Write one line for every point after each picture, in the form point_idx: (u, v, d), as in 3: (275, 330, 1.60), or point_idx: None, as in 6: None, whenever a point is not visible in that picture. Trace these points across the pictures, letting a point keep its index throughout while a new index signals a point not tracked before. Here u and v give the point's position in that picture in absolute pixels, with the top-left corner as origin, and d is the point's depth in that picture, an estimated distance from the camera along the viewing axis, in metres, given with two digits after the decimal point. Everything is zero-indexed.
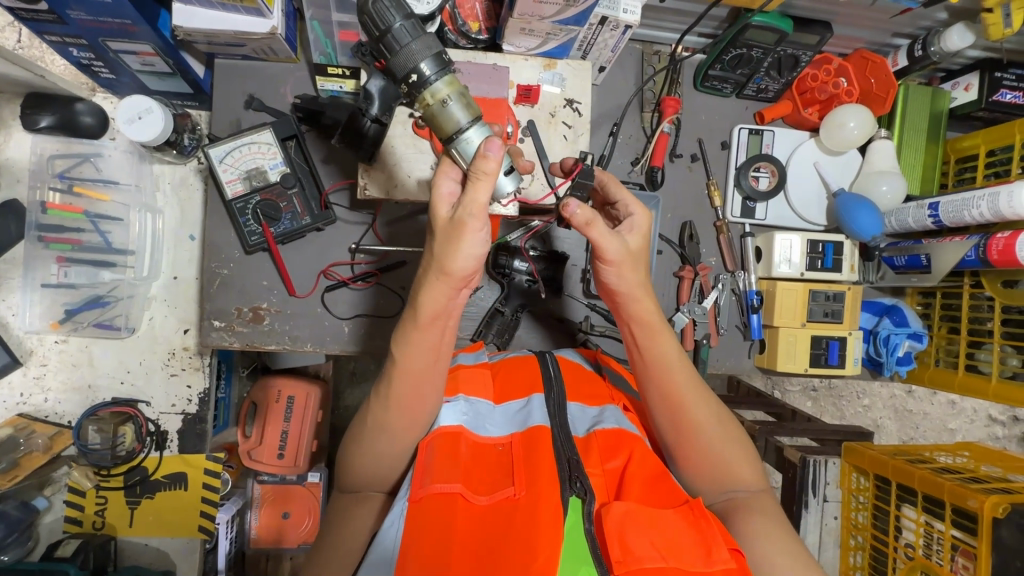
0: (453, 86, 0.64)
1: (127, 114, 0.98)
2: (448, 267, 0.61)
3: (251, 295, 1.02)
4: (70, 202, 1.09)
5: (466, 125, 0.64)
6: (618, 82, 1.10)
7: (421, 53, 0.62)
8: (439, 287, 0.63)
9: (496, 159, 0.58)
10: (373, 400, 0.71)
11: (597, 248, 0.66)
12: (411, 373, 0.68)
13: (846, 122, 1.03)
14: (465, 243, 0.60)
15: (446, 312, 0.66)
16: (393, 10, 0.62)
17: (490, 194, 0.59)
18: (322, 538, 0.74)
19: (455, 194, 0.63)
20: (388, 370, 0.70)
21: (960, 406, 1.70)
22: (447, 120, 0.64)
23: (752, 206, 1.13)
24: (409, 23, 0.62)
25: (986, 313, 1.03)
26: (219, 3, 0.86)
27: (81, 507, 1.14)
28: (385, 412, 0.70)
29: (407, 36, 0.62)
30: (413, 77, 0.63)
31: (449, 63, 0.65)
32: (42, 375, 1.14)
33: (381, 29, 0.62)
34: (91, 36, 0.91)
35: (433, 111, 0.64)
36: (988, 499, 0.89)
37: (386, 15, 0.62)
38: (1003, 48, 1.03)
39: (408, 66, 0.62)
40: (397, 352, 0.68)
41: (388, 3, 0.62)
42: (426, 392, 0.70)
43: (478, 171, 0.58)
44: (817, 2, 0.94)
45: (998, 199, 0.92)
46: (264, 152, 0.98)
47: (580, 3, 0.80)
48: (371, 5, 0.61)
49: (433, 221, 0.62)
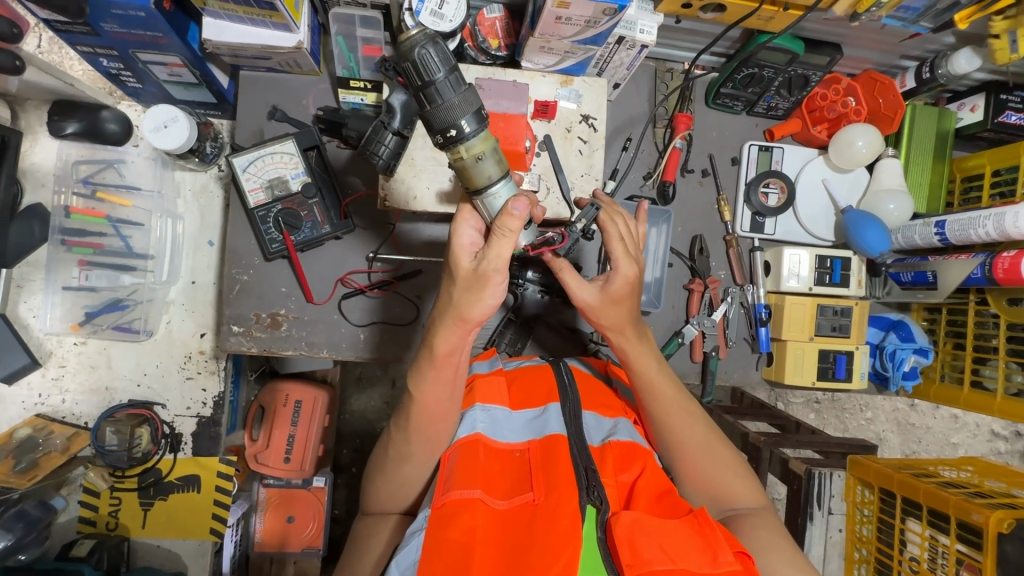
0: (487, 142, 0.67)
1: (153, 123, 1.00)
2: (466, 314, 0.67)
3: (269, 301, 1.04)
4: (93, 207, 1.12)
5: (495, 182, 0.68)
6: (632, 99, 1.13)
7: (462, 109, 0.64)
8: (456, 328, 0.69)
9: (520, 218, 0.63)
10: (394, 430, 0.76)
11: (578, 303, 0.78)
12: (428, 406, 0.73)
13: (855, 140, 1.05)
14: (488, 293, 0.66)
15: (459, 349, 0.71)
16: (438, 64, 0.63)
17: (513, 249, 0.64)
18: (348, 556, 0.78)
19: (476, 243, 0.69)
20: (405, 402, 0.75)
21: (962, 420, 1.71)
22: (478, 174, 0.67)
23: (762, 221, 1.15)
24: (451, 77, 0.63)
25: (991, 330, 1.05)
26: (249, 17, 0.88)
27: (95, 508, 1.16)
28: (405, 441, 0.75)
29: (450, 90, 0.63)
30: (451, 131, 0.65)
31: (484, 118, 0.67)
32: (61, 376, 1.16)
33: (425, 80, 0.63)
34: (122, 47, 0.94)
35: (465, 163, 0.67)
36: (993, 514, 0.90)
37: (431, 67, 0.62)
38: (1008, 71, 1.06)
39: (448, 121, 0.64)
40: (412, 387, 0.73)
41: (434, 55, 0.62)
42: (440, 422, 0.75)
43: (503, 229, 0.63)
44: (828, 26, 0.97)
45: (1004, 219, 0.94)
46: (286, 162, 1.00)
47: (600, 24, 0.83)
48: (416, 54, 0.62)
49: (455, 270, 0.67)
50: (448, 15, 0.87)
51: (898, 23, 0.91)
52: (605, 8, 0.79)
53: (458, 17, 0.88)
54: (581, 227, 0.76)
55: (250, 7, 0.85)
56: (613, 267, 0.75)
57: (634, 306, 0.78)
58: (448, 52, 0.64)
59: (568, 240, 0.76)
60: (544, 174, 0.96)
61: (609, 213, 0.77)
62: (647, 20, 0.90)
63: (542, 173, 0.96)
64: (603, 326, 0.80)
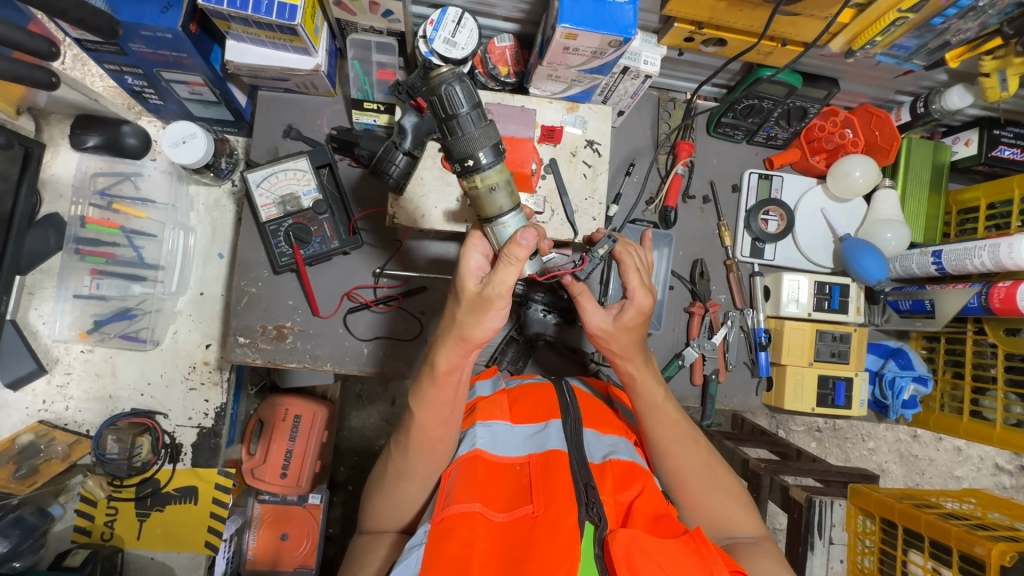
0: (502, 174, 0.69)
1: (172, 138, 1.03)
2: (468, 334, 0.69)
3: (275, 314, 1.06)
4: (108, 217, 1.15)
5: (506, 212, 0.71)
6: (636, 126, 1.16)
7: (481, 142, 0.67)
8: (457, 348, 0.70)
9: (527, 248, 0.65)
10: (395, 448, 0.77)
11: (590, 330, 0.79)
12: (429, 424, 0.74)
13: (852, 172, 1.08)
14: (490, 317, 0.68)
15: (460, 368, 0.72)
16: (463, 99, 0.66)
17: (517, 278, 0.66)
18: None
19: (483, 267, 0.71)
20: (408, 421, 0.75)
21: (966, 453, 1.70)
22: (490, 203, 0.70)
23: (762, 246, 1.17)
24: (474, 112, 0.67)
25: (989, 359, 1.05)
26: (270, 41, 0.92)
27: (91, 517, 1.15)
28: (405, 459, 0.76)
29: (471, 124, 0.67)
30: (469, 161, 0.67)
31: (502, 151, 0.70)
32: (66, 383, 1.17)
33: (448, 113, 0.66)
34: (147, 66, 0.98)
35: (479, 192, 0.69)
36: (995, 547, 0.90)
37: (456, 102, 0.66)
38: (1000, 108, 1.09)
39: (467, 151, 0.67)
40: (412, 406, 0.74)
41: (460, 92, 0.66)
42: (440, 441, 0.75)
43: (509, 257, 0.66)
44: (825, 61, 1.01)
45: (999, 250, 0.95)
46: (298, 178, 1.03)
47: (605, 55, 0.87)
48: (442, 89, 0.65)
49: (463, 292, 0.69)
50: (460, 43, 0.91)
51: (892, 59, 0.95)
52: (611, 39, 0.82)
53: (470, 45, 0.92)
54: (602, 252, 0.82)
55: (272, 32, 0.89)
56: (629, 296, 0.77)
57: (642, 333, 0.80)
58: (474, 90, 0.67)
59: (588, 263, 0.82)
60: (548, 196, 0.98)
61: (624, 247, 0.80)
62: (651, 52, 0.94)
63: (546, 195, 0.98)
64: (607, 350, 0.81)
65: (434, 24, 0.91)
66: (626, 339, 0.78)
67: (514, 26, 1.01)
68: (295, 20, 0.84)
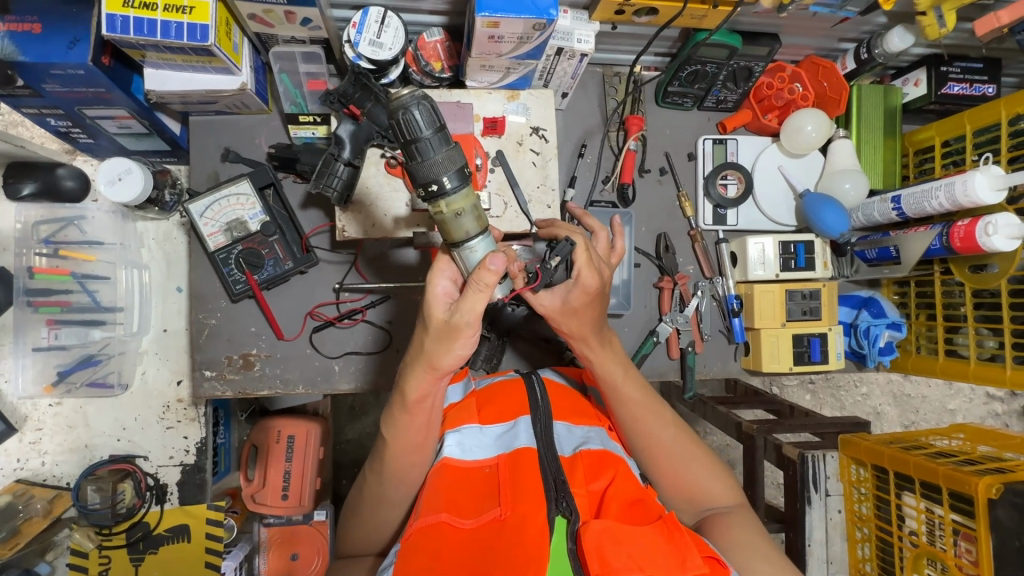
0: (468, 199, 0.66)
1: (106, 177, 1.00)
2: (437, 362, 0.67)
3: (239, 343, 1.04)
4: (58, 265, 1.11)
5: (473, 236, 0.67)
6: (582, 106, 1.14)
7: (445, 168, 0.63)
8: (426, 375, 0.69)
9: (497, 272, 0.61)
10: (370, 472, 0.76)
11: (540, 312, 0.79)
12: (404, 449, 0.73)
13: (804, 126, 1.07)
14: (458, 344, 0.66)
15: (431, 394, 0.70)
16: (423, 124, 0.61)
17: (488, 303, 0.63)
18: None
19: (451, 292, 0.69)
20: (385, 447, 0.74)
21: (958, 386, 1.72)
22: (456, 229, 0.66)
23: (723, 213, 1.16)
24: (437, 135, 0.62)
25: (958, 298, 1.05)
26: (189, 64, 0.89)
27: (85, 569, 1.14)
28: (381, 485, 0.75)
29: (435, 149, 0.62)
30: (433, 186, 0.63)
31: (467, 175, 0.66)
32: (39, 439, 1.16)
33: (408, 138, 0.61)
34: (68, 106, 0.94)
35: (444, 218, 0.66)
36: (981, 482, 0.87)
37: (416, 127, 0.61)
38: (944, 44, 1.08)
39: (430, 176, 0.62)
40: (387, 432, 0.73)
41: (420, 115, 0.60)
42: (414, 469, 0.75)
43: (478, 283, 0.62)
44: (762, 18, 0.98)
45: (955, 188, 0.95)
46: (242, 203, 1.01)
47: (532, 39, 0.84)
48: (402, 111, 0.60)
49: (430, 319, 0.67)
50: (386, 43, 0.89)
51: (825, 9, 0.93)
52: (534, 23, 0.79)
53: (397, 44, 0.89)
54: (555, 265, 0.75)
55: (188, 55, 0.85)
56: (575, 279, 0.75)
57: (598, 317, 0.78)
58: (437, 112, 0.62)
59: (543, 277, 0.75)
60: (499, 188, 0.96)
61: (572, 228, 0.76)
62: (584, 29, 0.91)
63: (496, 188, 0.96)
64: (570, 338, 0.79)
65: (357, 26, 0.89)
66: (578, 332, 0.78)
67: (442, 19, 0.98)
68: (208, 40, 0.81)
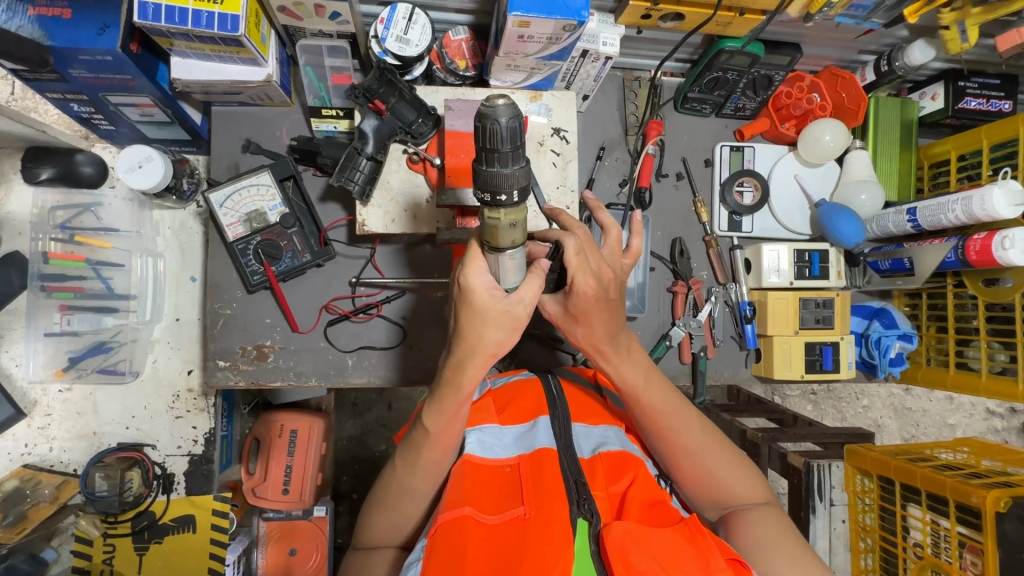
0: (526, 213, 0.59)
1: (127, 163, 1.00)
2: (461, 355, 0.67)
3: (254, 334, 1.04)
4: (71, 250, 1.11)
5: (515, 245, 0.62)
6: (602, 110, 1.15)
7: (518, 183, 0.55)
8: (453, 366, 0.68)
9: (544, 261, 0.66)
10: (398, 465, 0.76)
11: (546, 315, 0.79)
12: (427, 445, 0.72)
13: (822, 136, 1.08)
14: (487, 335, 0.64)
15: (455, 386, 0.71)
16: (506, 139, 0.52)
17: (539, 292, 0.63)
18: None
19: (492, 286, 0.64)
20: (414, 440, 0.74)
21: (958, 401, 1.72)
22: (504, 236, 0.60)
23: (738, 220, 1.17)
24: (516, 151, 0.54)
25: (970, 311, 1.06)
26: (216, 54, 0.89)
27: (89, 556, 1.13)
28: (410, 478, 0.75)
29: (512, 162, 0.54)
30: (500, 196, 0.56)
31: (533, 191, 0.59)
32: (46, 425, 1.15)
33: (485, 146, 0.53)
34: (92, 92, 0.94)
35: (496, 225, 0.59)
36: (990, 495, 0.87)
37: (497, 142, 0.52)
38: (963, 59, 1.08)
39: (500, 187, 0.56)
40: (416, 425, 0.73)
41: (506, 128, 0.52)
42: (436, 466, 0.74)
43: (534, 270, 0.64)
44: (786, 27, 0.99)
45: (971, 203, 0.96)
46: (263, 194, 1.01)
47: (561, 40, 0.85)
48: (488, 121, 0.51)
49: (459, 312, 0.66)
50: (413, 40, 0.90)
51: (852, 19, 0.94)
52: (565, 24, 0.80)
53: (424, 41, 0.91)
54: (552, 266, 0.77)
55: (217, 45, 0.86)
56: (571, 285, 0.70)
57: (616, 320, 0.76)
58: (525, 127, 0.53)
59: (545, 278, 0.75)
60: None
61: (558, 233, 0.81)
62: (609, 33, 0.92)
63: None
64: (580, 346, 0.79)
65: (385, 22, 0.90)
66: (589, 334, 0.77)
67: (468, 17, 0.98)
68: (238, 31, 0.81)
